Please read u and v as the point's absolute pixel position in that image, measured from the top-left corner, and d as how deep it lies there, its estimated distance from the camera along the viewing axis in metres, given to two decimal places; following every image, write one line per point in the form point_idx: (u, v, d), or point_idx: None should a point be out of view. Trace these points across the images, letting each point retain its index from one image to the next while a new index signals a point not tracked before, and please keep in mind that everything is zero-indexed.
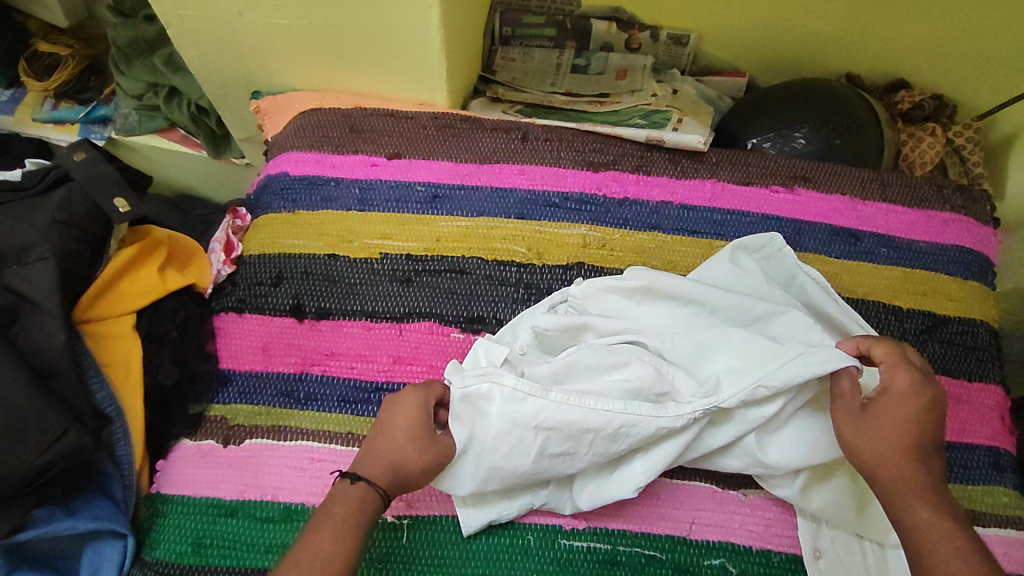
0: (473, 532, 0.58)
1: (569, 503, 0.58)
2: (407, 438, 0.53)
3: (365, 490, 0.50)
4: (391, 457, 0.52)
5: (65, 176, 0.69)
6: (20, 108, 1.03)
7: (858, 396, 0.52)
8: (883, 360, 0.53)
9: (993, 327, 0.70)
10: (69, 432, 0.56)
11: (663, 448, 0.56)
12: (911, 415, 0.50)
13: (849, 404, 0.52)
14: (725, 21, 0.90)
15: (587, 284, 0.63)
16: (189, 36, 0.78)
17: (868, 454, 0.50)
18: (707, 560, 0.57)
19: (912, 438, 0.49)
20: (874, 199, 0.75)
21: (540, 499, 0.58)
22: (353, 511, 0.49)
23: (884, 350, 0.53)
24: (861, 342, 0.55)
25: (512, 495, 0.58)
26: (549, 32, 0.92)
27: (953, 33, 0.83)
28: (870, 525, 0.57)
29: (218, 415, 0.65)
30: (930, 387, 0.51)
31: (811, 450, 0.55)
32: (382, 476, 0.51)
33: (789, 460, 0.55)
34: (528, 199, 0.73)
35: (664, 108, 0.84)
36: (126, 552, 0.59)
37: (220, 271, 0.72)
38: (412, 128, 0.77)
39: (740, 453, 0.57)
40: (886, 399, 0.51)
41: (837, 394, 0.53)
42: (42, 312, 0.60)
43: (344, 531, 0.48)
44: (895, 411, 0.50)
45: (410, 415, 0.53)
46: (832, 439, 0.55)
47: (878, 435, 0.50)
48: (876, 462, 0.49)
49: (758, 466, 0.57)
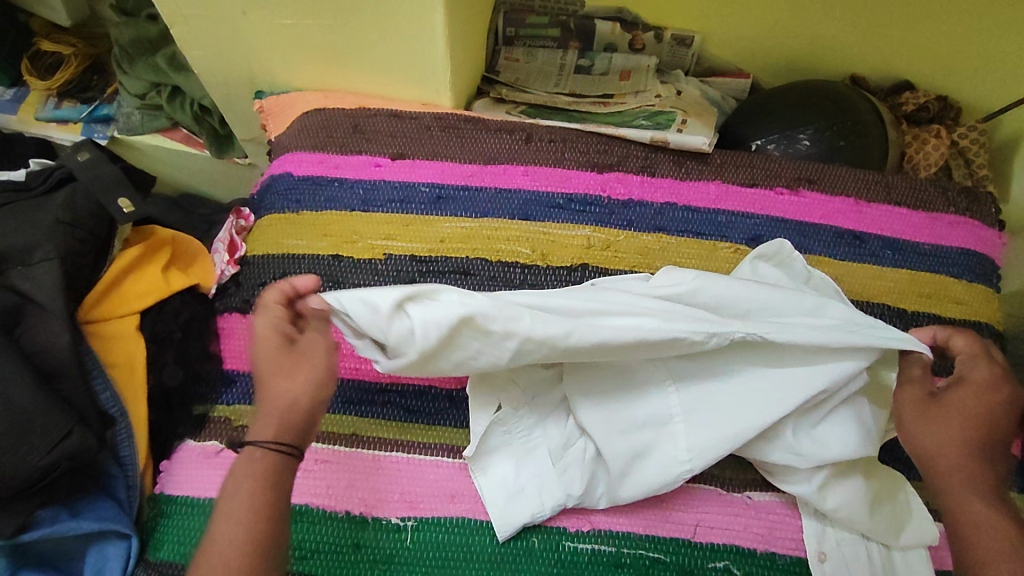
0: (507, 537, 0.58)
1: (604, 498, 0.57)
2: (279, 381, 0.50)
3: (251, 451, 0.48)
4: (279, 408, 0.49)
5: (70, 176, 0.69)
6: (23, 107, 1.04)
7: (927, 384, 0.53)
8: (964, 351, 0.54)
9: (999, 330, 0.70)
10: (74, 432, 0.55)
11: (713, 433, 0.54)
12: (982, 408, 0.51)
13: (919, 390, 0.52)
14: (729, 21, 0.90)
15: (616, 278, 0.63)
16: (193, 36, 0.78)
17: (929, 444, 0.50)
18: (712, 563, 0.57)
19: (976, 431, 0.50)
20: (878, 200, 0.74)
21: (575, 500, 0.57)
22: (261, 480, 0.46)
23: (965, 341, 0.54)
24: (939, 332, 0.56)
25: (551, 489, 0.57)
26: (552, 32, 0.92)
27: (959, 34, 0.82)
28: (881, 527, 0.56)
29: (221, 416, 0.64)
30: (1007, 383, 0.52)
31: (841, 444, 0.53)
32: (276, 427, 0.48)
33: (817, 453, 0.53)
34: (532, 200, 0.73)
35: (668, 109, 0.83)
36: (130, 552, 0.58)
37: (224, 272, 0.72)
38: (416, 129, 0.77)
39: (774, 439, 0.55)
40: (962, 389, 0.52)
41: (905, 379, 0.53)
42: (47, 311, 0.60)
43: (259, 505, 0.45)
44: (973, 402, 0.51)
45: (259, 353, 0.51)
46: (862, 435, 0.53)
47: (944, 424, 0.50)
48: (934, 452, 0.50)
49: (786, 453, 0.54)
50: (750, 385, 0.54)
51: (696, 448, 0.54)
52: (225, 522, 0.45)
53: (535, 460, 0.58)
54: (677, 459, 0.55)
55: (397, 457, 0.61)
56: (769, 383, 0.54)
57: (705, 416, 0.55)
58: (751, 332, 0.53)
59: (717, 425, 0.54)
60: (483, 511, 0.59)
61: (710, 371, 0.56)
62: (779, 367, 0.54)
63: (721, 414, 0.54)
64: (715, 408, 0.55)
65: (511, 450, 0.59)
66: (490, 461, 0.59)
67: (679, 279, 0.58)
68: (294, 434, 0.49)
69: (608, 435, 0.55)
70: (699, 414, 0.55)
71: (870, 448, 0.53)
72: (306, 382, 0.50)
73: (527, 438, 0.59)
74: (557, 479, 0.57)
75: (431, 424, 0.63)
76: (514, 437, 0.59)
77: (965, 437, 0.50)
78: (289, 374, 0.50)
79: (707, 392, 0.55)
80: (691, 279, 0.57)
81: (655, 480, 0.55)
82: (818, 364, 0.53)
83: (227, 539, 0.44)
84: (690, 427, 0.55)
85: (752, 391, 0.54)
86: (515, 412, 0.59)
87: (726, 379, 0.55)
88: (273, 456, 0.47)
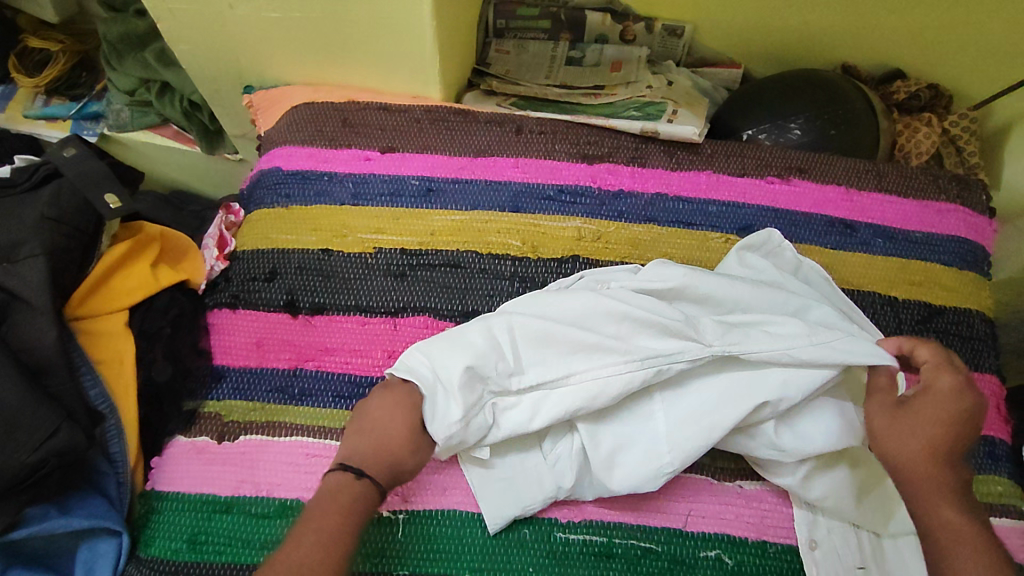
0: (498, 529, 0.57)
1: (589, 492, 0.57)
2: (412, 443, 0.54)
3: (368, 484, 0.51)
4: (391, 453, 0.53)
5: (56, 172, 0.69)
6: (11, 105, 1.03)
7: (894, 392, 0.53)
8: (928, 360, 0.54)
9: (989, 317, 0.70)
10: (62, 428, 0.55)
11: (692, 434, 0.54)
12: (947, 414, 0.51)
13: (886, 397, 0.53)
14: (720, 12, 0.90)
15: (591, 275, 0.65)
16: (179, 30, 0.77)
17: (896, 450, 0.50)
18: (704, 552, 0.57)
19: (943, 437, 0.50)
20: (870, 189, 0.74)
21: (564, 493, 0.57)
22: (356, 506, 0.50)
23: (929, 350, 0.54)
24: (904, 342, 0.55)
25: (539, 485, 0.57)
26: (543, 24, 0.91)
27: (950, 22, 0.82)
28: (867, 512, 0.57)
29: (211, 411, 0.64)
30: (973, 390, 0.52)
31: (823, 436, 0.54)
32: (386, 474, 0.53)
33: (800, 449, 0.54)
34: (524, 191, 0.73)
35: (659, 100, 0.82)
36: (121, 550, 0.58)
37: (213, 267, 0.71)
38: (406, 121, 0.77)
39: (756, 435, 0.55)
40: (924, 396, 0.52)
41: (873, 388, 0.54)
42: (34, 308, 0.60)
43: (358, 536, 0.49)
44: (933, 409, 0.51)
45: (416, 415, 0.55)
46: (845, 429, 0.54)
47: (911, 431, 0.50)
48: (904, 462, 0.50)
49: (770, 449, 0.55)
50: (724, 387, 0.55)
51: (677, 444, 0.55)
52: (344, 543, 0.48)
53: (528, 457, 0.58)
54: (657, 452, 0.55)
55: None
56: (741, 385, 0.55)
57: (682, 414, 0.55)
58: (727, 349, 0.54)
59: (695, 424, 0.55)
60: (475, 503, 0.59)
61: (686, 379, 0.57)
62: (754, 372, 0.55)
63: (696, 414, 0.55)
64: (695, 408, 0.55)
65: (508, 443, 0.59)
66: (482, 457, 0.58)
67: (666, 274, 0.60)
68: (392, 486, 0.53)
69: (591, 427, 0.56)
70: (683, 398, 0.56)
71: (853, 440, 0.54)
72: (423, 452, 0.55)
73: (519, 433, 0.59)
74: (547, 473, 0.57)
75: None
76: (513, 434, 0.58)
77: (926, 437, 0.50)
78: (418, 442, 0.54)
79: (689, 399, 0.56)
80: (678, 277, 0.59)
81: (636, 472, 0.55)
82: (793, 368, 0.54)
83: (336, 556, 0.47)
84: (672, 427, 0.56)
85: (728, 392, 0.55)
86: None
87: (700, 382, 0.56)
88: (363, 483, 0.51)
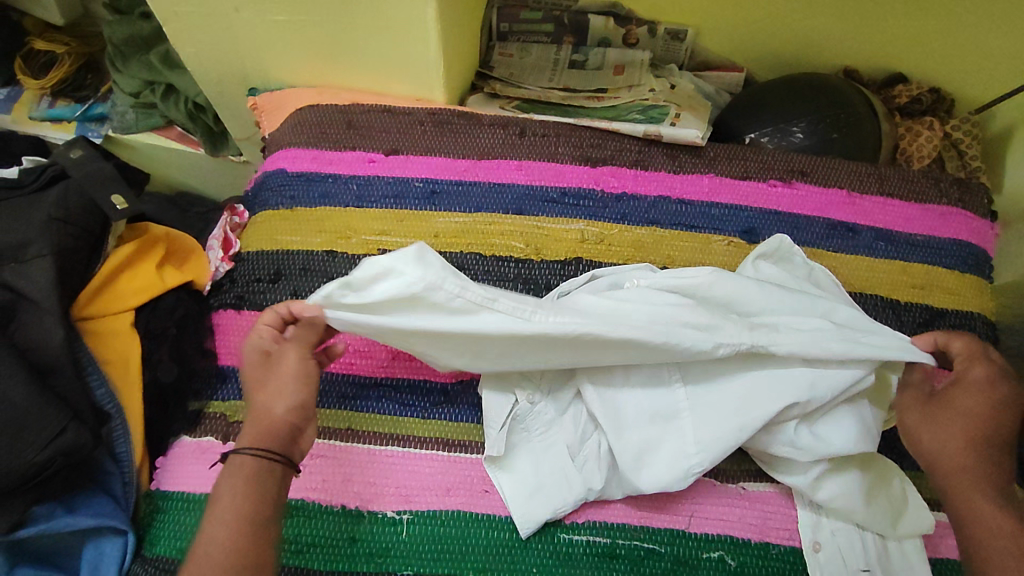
0: (530, 533, 0.57)
1: (620, 489, 0.58)
2: (261, 391, 0.54)
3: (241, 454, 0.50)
4: (263, 419, 0.52)
5: (63, 173, 0.69)
6: (17, 106, 1.04)
7: (924, 387, 0.56)
8: (961, 352, 0.55)
9: (991, 320, 0.71)
10: (69, 428, 0.56)
11: (725, 433, 0.54)
12: (983, 406, 0.53)
13: (918, 393, 0.55)
14: (723, 16, 0.90)
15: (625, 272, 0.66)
16: (186, 33, 0.77)
17: (930, 445, 0.53)
18: (706, 553, 0.58)
19: (978, 431, 0.52)
20: (872, 192, 0.75)
21: (595, 493, 0.57)
22: (243, 482, 0.49)
23: (962, 344, 0.55)
24: (939, 336, 0.56)
25: (570, 485, 0.57)
26: (547, 27, 0.91)
27: (951, 27, 0.83)
28: (876, 515, 0.56)
29: (217, 411, 0.65)
30: (1006, 382, 0.54)
31: (837, 440, 0.53)
32: (258, 435, 0.51)
33: (815, 449, 0.53)
34: (528, 194, 0.73)
35: (662, 103, 0.82)
36: (126, 550, 0.58)
37: (218, 267, 0.73)
38: (410, 123, 0.77)
39: (777, 432, 0.55)
40: (958, 389, 0.54)
41: (906, 383, 0.56)
42: (41, 308, 0.60)
43: (239, 501, 0.48)
44: (966, 400, 0.53)
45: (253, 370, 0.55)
46: (861, 433, 0.54)
47: (945, 427, 0.53)
48: (938, 458, 0.53)
49: (787, 447, 0.54)
50: (752, 387, 0.54)
51: (705, 440, 0.55)
52: (221, 520, 0.47)
53: (552, 458, 0.59)
54: (686, 452, 0.55)
55: (394, 451, 0.61)
56: (770, 385, 0.54)
57: (708, 408, 0.55)
58: (756, 342, 0.53)
59: (727, 419, 0.54)
60: (479, 503, 0.59)
61: (716, 373, 0.56)
62: (785, 371, 0.54)
63: (729, 410, 0.54)
64: (720, 402, 0.55)
65: (530, 449, 0.59)
66: (510, 459, 0.59)
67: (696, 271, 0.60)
68: (278, 439, 0.52)
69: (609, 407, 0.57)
70: (709, 390, 0.56)
71: (866, 445, 0.53)
72: (287, 390, 0.54)
73: (546, 433, 0.59)
74: (576, 474, 0.58)
75: (425, 418, 0.63)
76: (539, 435, 0.60)
77: (960, 433, 0.52)
78: (264, 384, 0.54)
79: (716, 394, 0.56)
80: (706, 273, 0.59)
81: (663, 473, 0.55)
82: (823, 368, 0.53)
83: (213, 536, 0.46)
84: (697, 421, 0.56)
85: (759, 389, 0.54)
86: (532, 407, 0.59)
87: (730, 380, 0.56)
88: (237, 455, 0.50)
